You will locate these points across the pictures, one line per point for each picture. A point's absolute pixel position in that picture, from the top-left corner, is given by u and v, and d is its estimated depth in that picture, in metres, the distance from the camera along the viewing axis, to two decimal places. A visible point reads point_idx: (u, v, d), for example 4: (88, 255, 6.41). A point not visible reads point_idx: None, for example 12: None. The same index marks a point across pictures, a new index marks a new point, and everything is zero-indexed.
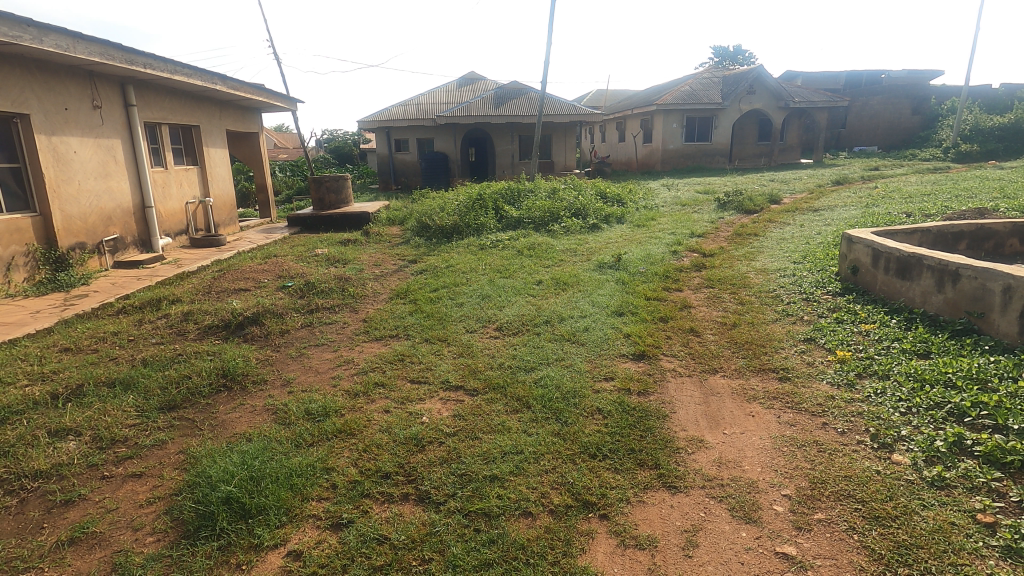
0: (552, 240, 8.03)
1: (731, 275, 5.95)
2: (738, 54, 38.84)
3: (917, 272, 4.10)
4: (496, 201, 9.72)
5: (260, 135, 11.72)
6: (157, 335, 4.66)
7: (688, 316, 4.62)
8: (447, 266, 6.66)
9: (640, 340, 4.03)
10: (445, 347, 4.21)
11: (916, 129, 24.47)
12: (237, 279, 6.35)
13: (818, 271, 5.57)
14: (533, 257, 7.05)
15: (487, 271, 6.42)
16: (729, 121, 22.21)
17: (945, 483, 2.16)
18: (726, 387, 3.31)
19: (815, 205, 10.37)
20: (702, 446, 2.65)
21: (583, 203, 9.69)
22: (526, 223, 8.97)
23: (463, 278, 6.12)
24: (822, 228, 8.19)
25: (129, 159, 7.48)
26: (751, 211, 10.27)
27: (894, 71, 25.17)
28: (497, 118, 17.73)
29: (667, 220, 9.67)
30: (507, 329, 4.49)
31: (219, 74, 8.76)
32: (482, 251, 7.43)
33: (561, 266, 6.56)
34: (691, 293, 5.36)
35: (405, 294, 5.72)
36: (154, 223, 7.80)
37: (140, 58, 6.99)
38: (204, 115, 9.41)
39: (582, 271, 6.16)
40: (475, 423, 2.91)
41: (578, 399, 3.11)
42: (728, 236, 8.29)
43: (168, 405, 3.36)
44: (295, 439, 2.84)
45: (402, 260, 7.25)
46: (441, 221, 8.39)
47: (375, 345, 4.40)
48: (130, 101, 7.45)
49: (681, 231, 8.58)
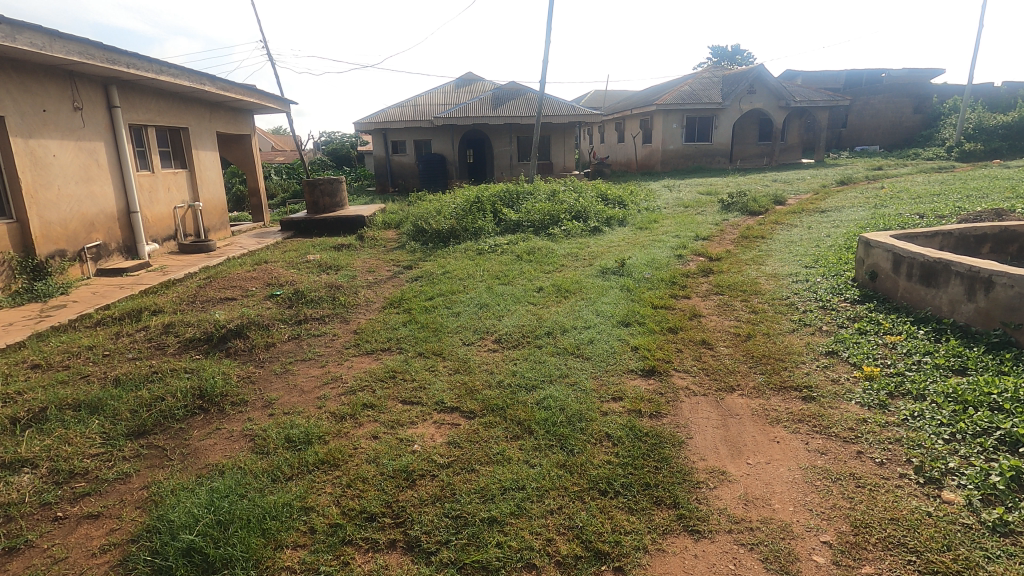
0: (553, 243, 7.76)
1: (741, 280, 5.68)
2: (739, 52, 38.59)
3: (944, 278, 3.84)
4: (494, 204, 9.45)
5: (251, 137, 11.43)
6: (134, 350, 4.38)
7: (698, 326, 4.35)
8: (444, 273, 6.39)
9: (649, 354, 3.76)
10: (440, 361, 3.94)
11: (917, 129, 24.29)
12: (224, 287, 6.08)
13: (832, 276, 5.31)
14: (533, 262, 6.77)
15: (485, 277, 6.15)
16: (730, 121, 21.99)
17: (1009, 529, 1.89)
18: (746, 408, 3.03)
19: (821, 206, 10.13)
20: (725, 479, 2.37)
21: (584, 205, 9.43)
22: (525, 227, 8.69)
23: (460, 285, 5.85)
24: (831, 230, 7.95)
25: (112, 162, 7.20)
26: (756, 212, 10.02)
27: (895, 69, 24.98)
28: (495, 119, 17.46)
29: (670, 221, 9.41)
30: (506, 341, 4.21)
31: (207, 74, 8.49)
32: (480, 256, 7.16)
33: (562, 272, 6.30)
34: (700, 300, 5.09)
35: (399, 302, 5.45)
36: (139, 229, 7.52)
37: (123, 58, 6.71)
38: (193, 117, 9.14)
39: (584, 277, 5.89)
40: (471, 453, 2.63)
41: (584, 423, 2.83)
42: (734, 239, 8.04)
43: (137, 431, 3.08)
44: (272, 472, 2.55)
45: (397, 266, 6.98)
46: (438, 225, 8.11)
47: (366, 360, 4.12)
48: (114, 102, 7.16)
49: (685, 233, 8.32)
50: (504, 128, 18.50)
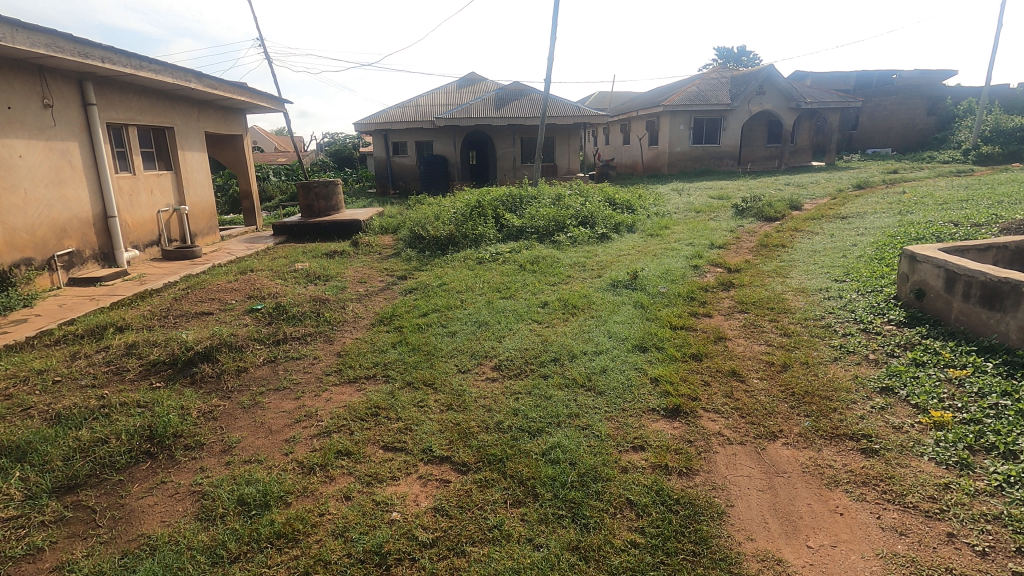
0: (559, 252, 7.27)
1: (766, 295, 5.18)
2: (745, 52, 38.06)
3: (1012, 302, 3.32)
4: (496, 209, 8.95)
5: (243, 138, 10.96)
6: (89, 375, 3.90)
7: (725, 351, 3.84)
8: (441, 284, 5.90)
9: (671, 388, 3.26)
10: (431, 394, 3.43)
11: (931, 131, 23.75)
12: (201, 300, 5.60)
13: (868, 293, 4.80)
14: (537, 273, 6.27)
15: (485, 289, 5.66)
16: (739, 122, 21.47)
17: None
18: (794, 462, 2.52)
19: (841, 211, 9.62)
20: (782, 572, 1.89)
21: (591, 210, 8.94)
22: (529, 233, 8.19)
23: (458, 299, 5.36)
24: (857, 238, 7.43)
25: (88, 164, 6.73)
26: (773, 218, 9.51)
27: (906, 70, 24.43)
28: (498, 120, 16.99)
29: (681, 228, 8.90)
30: (506, 369, 3.71)
31: (193, 71, 8.03)
32: (480, 266, 6.67)
33: (568, 284, 5.80)
34: (723, 319, 4.59)
35: (389, 319, 4.96)
36: (118, 234, 7.05)
37: (97, 51, 6.25)
38: (179, 116, 8.68)
39: (593, 291, 5.39)
40: (463, 528, 2.14)
41: (601, 485, 2.33)
42: (752, 247, 7.54)
43: (67, 485, 2.60)
44: (217, 553, 2.07)
45: (391, 276, 6.50)
46: (436, 232, 7.61)
47: (347, 390, 3.62)
48: (90, 100, 6.70)
49: (699, 242, 7.83)
50: (507, 130, 18.02)
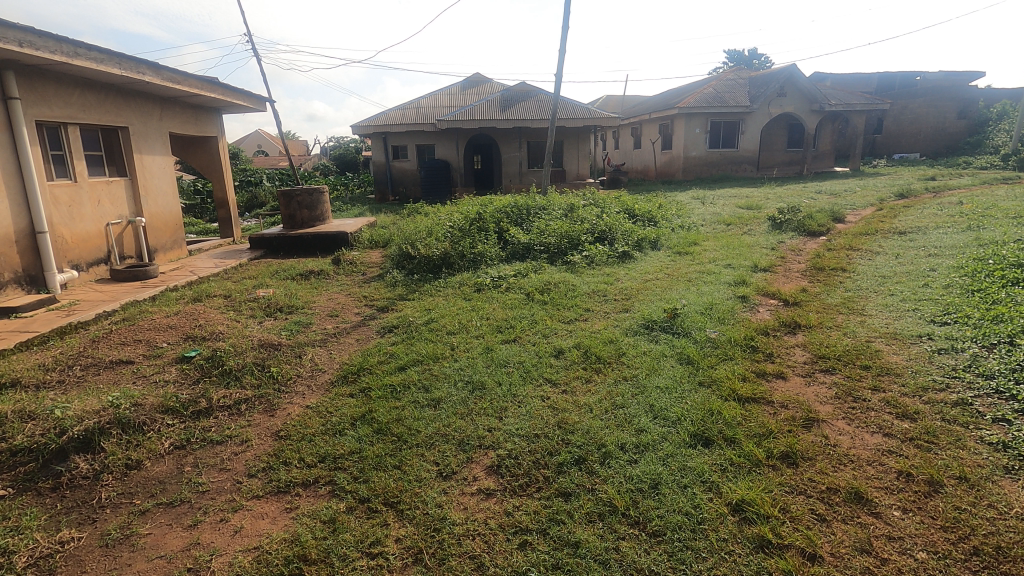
0: (574, 276, 6.08)
1: (847, 343, 3.98)
2: (756, 56, 36.95)
3: None
4: (498, 222, 7.77)
5: (218, 139, 9.83)
6: None
7: (827, 447, 2.64)
8: (428, 321, 4.75)
9: (771, 533, 2.06)
10: (392, 529, 2.25)
11: (961, 135, 22.52)
12: (126, 340, 4.44)
13: (995, 346, 3.58)
14: (549, 306, 5.09)
15: (483, 329, 4.50)
16: (758, 125, 20.29)
17: None
18: None
19: (896, 225, 8.41)
20: None
21: (609, 223, 7.76)
22: (538, 250, 7.01)
23: (448, 344, 4.19)
24: (930, 260, 6.22)
25: (10, 170, 5.60)
26: (816, 233, 8.32)
27: (932, 72, 23.13)
28: (503, 122, 15.88)
29: (713, 244, 7.72)
30: (508, 479, 2.53)
31: (147, 61, 6.93)
32: (478, 294, 5.50)
33: (587, 323, 4.62)
34: (802, 382, 3.40)
35: (356, 375, 3.79)
36: (49, 253, 5.92)
37: (12, 33, 5.11)
38: (136, 115, 7.57)
39: (620, 334, 4.22)
40: None
41: None
42: (804, 271, 6.34)
43: None
44: None
45: (369, 308, 5.35)
46: (428, 250, 6.42)
47: (272, 510, 2.44)
48: (13, 93, 5.57)
49: (739, 263, 6.65)
50: (513, 133, 16.89)
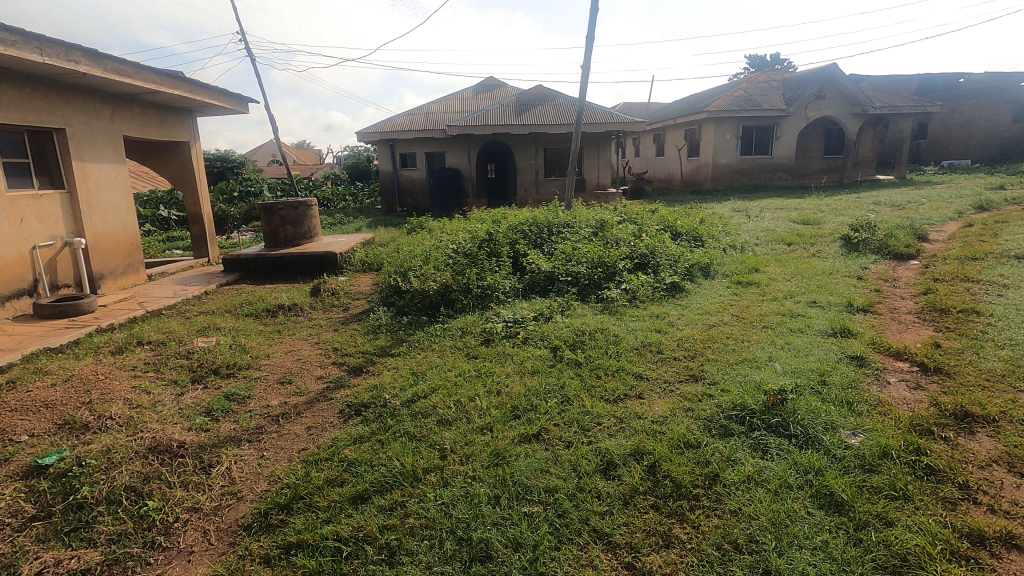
0: (614, 319, 4.61)
1: None
2: (780, 60, 35.22)
3: None
4: (514, 243, 6.35)
5: (189, 146, 8.55)
6: None
7: None
8: (413, 396, 3.30)
9: None
10: None
11: (1016, 140, 20.67)
12: None
13: None
14: (584, 370, 3.60)
15: (490, 415, 3.04)
16: (795, 130, 18.68)
17: None
18: None
19: (1006, 246, 6.80)
20: None
21: (650, 245, 6.30)
22: (564, 280, 5.56)
23: (436, 448, 2.73)
24: None
25: None
26: (904, 256, 6.75)
27: (982, 72, 21.30)
28: (519, 127, 14.48)
29: (780, 271, 6.22)
30: None
31: (83, 48, 5.64)
32: (487, 347, 4.07)
33: (643, 404, 3.15)
34: None
35: (283, 515, 2.34)
36: None
37: None
38: (78, 115, 6.30)
39: (704, 434, 2.73)
40: None
41: None
42: (917, 313, 4.79)
43: None
44: None
45: (339, 368, 3.93)
46: (423, 283, 5.02)
47: None
48: None
49: (825, 299, 5.12)
50: (529, 139, 15.47)
